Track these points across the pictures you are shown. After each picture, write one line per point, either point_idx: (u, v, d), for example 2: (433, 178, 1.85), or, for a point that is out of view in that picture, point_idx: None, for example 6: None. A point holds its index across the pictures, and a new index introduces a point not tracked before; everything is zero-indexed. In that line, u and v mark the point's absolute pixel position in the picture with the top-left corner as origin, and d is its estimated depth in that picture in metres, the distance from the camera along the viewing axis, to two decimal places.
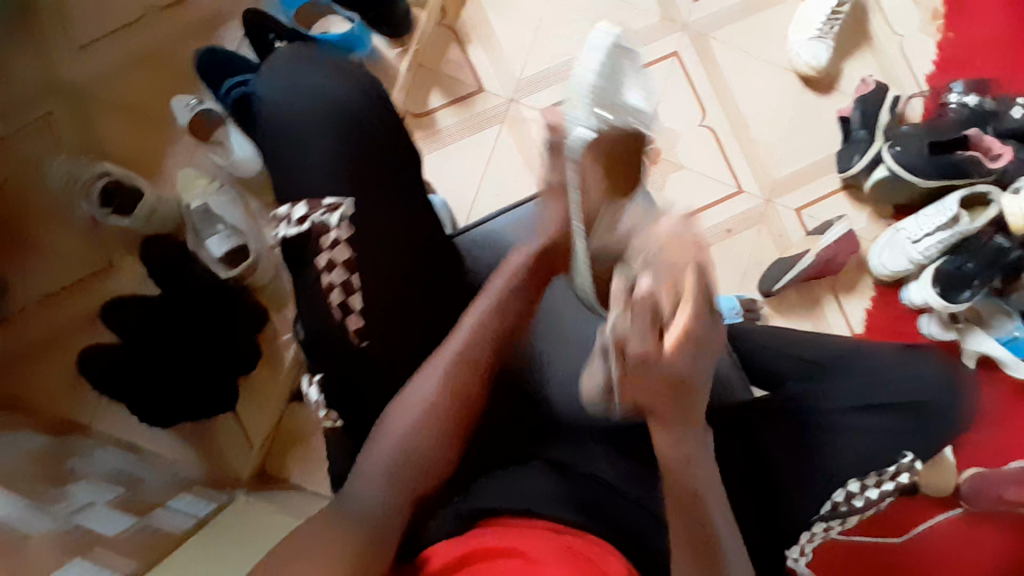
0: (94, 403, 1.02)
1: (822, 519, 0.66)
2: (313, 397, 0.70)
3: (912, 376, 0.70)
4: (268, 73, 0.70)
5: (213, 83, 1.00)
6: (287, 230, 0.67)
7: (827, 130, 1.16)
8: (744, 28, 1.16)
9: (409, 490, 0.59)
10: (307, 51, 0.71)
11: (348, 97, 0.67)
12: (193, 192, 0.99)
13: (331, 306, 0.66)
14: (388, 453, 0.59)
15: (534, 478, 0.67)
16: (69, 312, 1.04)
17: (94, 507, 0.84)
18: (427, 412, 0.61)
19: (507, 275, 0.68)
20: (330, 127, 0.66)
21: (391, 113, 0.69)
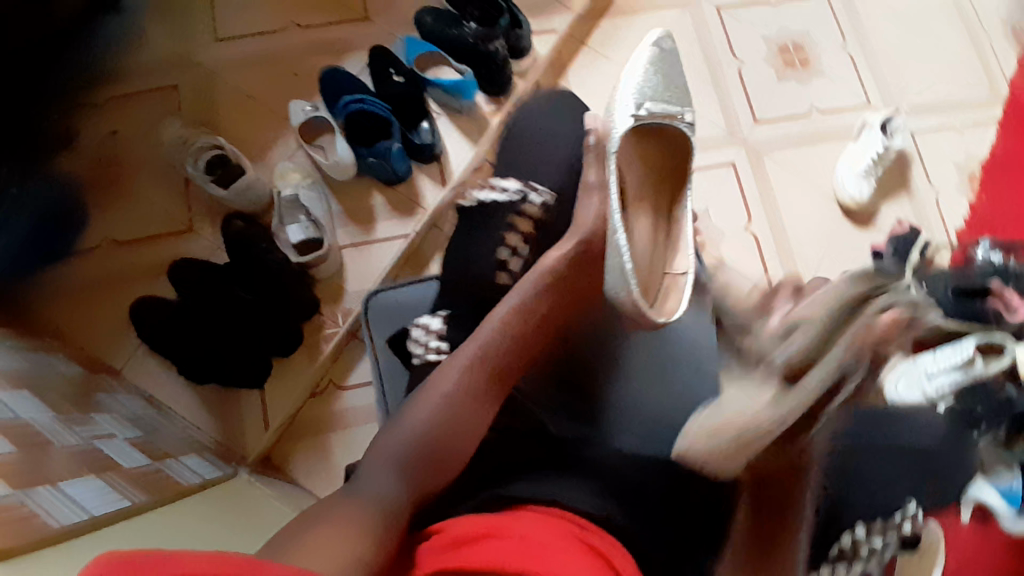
0: (131, 348, 1.05)
1: (829, 562, 0.73)
2: (433, 326, 0.79)
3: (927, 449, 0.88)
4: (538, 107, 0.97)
5: (333, 100, 1.13)
6: (500, 195, 0.85)
7: (860, 258, 1.24)
8: (797, 154, 1.29)
9: (425, 455, 0.66)
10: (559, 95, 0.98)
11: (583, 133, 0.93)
12: (287, 181, 1.09)
13: (501, 262, 0.82)
14: (400, 441, 0.66)
15: (561, 480, 0.66)
16: (136, 263, 1.08)
17: (115, 438, 0.85)
18: (447, 398, 0.70)
19: (539, 276, 0.80)
20: (570, 151, 0.91)
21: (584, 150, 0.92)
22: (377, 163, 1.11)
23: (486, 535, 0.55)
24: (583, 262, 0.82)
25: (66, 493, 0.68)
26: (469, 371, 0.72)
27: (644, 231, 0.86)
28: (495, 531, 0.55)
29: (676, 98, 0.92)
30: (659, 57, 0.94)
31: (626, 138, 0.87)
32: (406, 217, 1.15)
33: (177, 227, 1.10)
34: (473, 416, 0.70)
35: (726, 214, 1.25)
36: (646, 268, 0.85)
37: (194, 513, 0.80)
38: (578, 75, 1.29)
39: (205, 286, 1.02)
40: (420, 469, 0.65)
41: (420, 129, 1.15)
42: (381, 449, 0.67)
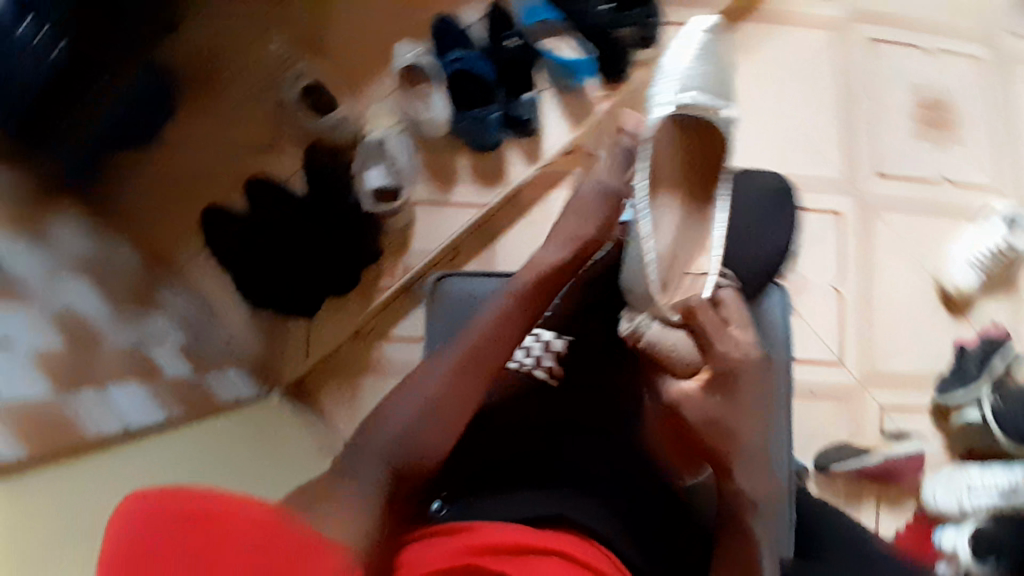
0: (192, 250, 1.05)
1: None
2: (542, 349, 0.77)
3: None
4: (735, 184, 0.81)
5: (439, 50, 1.08)
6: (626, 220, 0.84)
7: (939, 350, 1.16)
8: (908, 222, 1.19)
9: (411, 452, 0.61)
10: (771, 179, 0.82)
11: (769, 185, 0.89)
12: (378, 124, 1.07)
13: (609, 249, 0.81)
14: (388, 437, 0.61)
15: (581, 498, 0.64)
16: (216, 168, 1.09)
17: (165, 342, 0.88)
18: (435, 395, 0.64)
19: (534, 272, 0.74)
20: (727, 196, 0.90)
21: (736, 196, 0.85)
22: (471, 129, 1.08)
23: (516, 549, 0.55)
24: (575, 257, 0.77)
25: (110, 399, 0.71)
26: (460, 368, 0.66)
27: (671, 221, 0.76)
28: (505, 548, 0.55)
29: (725, 87, 0.81)
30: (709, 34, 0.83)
31: (666, 128, 0.77)
32: (487, 189, 1.12)
33: (262, 144, 1.10)
34: (464, 413, 0.66)
35: (814, 267, 1.17)
36: (670, 258, 0.75)
37: (221, 432, 0.83)
38: None
39: (275, 210, 1.02)
40: (404, 468, 0.60)
41: (522, 100, 1.10)
42: (365, 441, 0.62)
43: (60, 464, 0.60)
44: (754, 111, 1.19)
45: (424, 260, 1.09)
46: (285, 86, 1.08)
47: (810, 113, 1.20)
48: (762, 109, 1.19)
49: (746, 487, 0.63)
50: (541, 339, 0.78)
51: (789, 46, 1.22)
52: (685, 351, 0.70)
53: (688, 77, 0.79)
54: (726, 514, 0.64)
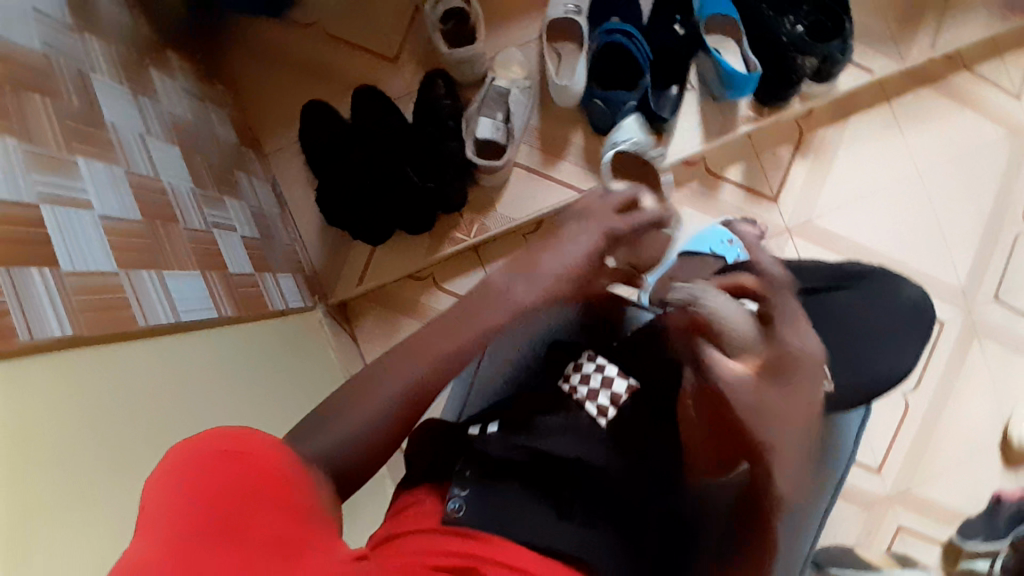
0: (287, 139, 1.06)
1: None
2: (607, 391, 0.66)
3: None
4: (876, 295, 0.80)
5: (597, 17, 1.00)
6: None
7: (977, 490, 1.10)
8: (1004, 356, 1.11)
9: (398, 400, 0.49)
10: (912, 298, 0.81)
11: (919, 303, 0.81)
12: (506, 73, 1.01)
13: None
14: (376, 400, 0.49)
15: (592, 532, 0.53)
16: (334, 62, 1.06)
17: (232, 232, 0.85)
18: (427, 336, 0.53)
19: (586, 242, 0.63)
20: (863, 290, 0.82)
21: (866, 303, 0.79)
22: (603, 109, 0.98)
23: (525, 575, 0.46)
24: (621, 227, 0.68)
25: (165, 287, 0.67)
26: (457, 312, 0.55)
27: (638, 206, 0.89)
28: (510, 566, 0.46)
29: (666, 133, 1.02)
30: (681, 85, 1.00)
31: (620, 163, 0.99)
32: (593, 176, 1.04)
33: (385, 54, 1.06)
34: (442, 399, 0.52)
35: None
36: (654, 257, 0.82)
37: (257, 341, 0.81)
38: (856, 136, 1.09)
39: (377, 126, 1.00)
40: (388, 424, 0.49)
41: (665, 94, 0.99)
42: (334, 412, 0.48)
43: (112, 348, 0.58)
44: (896, 186, 1.09)
45: (503, 228, 1.03)
46: None
47: (951, 209, 1.10)
48: (904, 186, 1.09)
49: (780, 483, 0.52)
50: (604, 373, 0.68)
51: (961, 129, 1.10)
52: (745, 336, 0.54)
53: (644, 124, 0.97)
54: (747, 496, 0.53)
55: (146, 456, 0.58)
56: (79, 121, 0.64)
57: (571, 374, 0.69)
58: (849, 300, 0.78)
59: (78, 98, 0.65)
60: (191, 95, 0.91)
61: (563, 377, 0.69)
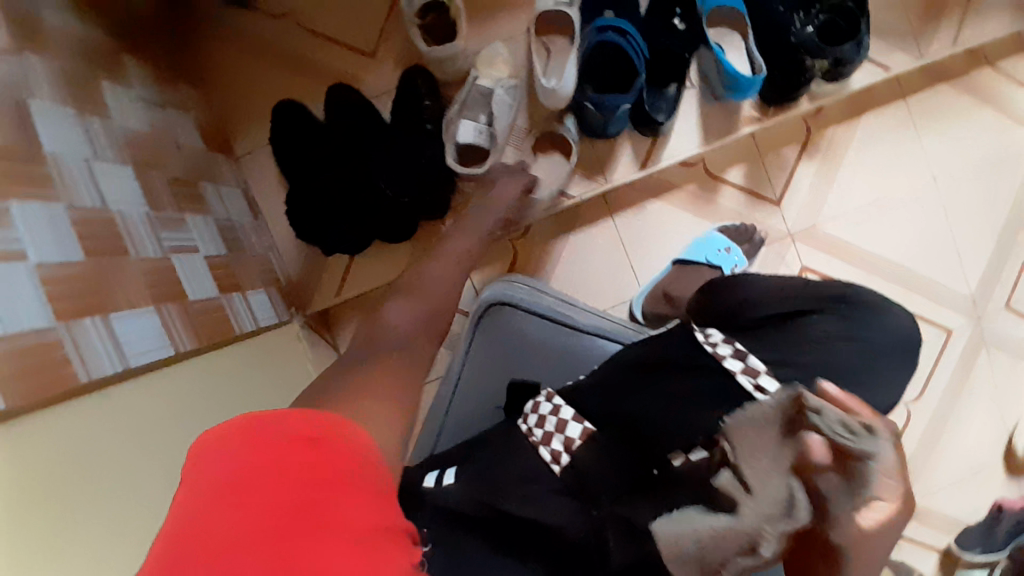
0: (258, 141, 0.99)
1: None
2: (562, 436, 0.57)
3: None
4: (864, 321, 0.66)
5: (592, 10, 0.92)
6: (728, 349, 0.59)
7: (978, 502, 1.07)
8: (1013, 366, 1.06)
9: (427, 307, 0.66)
10: (900, 323, 0.67)
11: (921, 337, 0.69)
12: (488, 72, 0.93)
13: (716, 350, 0.58)
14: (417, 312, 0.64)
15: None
16: (306, 54, 0.98)
17: (194, 253, 0.80)
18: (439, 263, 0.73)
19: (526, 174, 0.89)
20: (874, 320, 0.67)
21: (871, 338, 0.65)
22: (595, 113, 0.90)
23: None
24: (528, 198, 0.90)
25: (111, 332, 0.62)
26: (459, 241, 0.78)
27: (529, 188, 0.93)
28: None
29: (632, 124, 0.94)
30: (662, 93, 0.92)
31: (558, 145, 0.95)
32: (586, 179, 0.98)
33: (361, 46, 0.97)
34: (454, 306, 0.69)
35: None
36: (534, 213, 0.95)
37: (224, 370, 0.77)
38: (868, 135, 1.02)
39: (355, 129, 0.94)
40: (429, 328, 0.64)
41: (663, 94, 0.92)
42: (380, 327, 0.62)
43: (51, 414, 0.54)
44: (907, 189, 1.03)
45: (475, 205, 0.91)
46: None
47: (965, 213, 1.04)
48: (916, 188, 1.03)
49: None
50: (564, 413, 0.58)
51: (980, 128, 1.03)
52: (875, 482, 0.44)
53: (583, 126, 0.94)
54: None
55: (94, 524, 0.54)
56: (14, 157, 0.58)
57: (530, 413, 0.60)
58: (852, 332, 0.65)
59: (13, 130, 0.59)
60: (149, 100, 0.84)
61: (522, 417, 0.61)
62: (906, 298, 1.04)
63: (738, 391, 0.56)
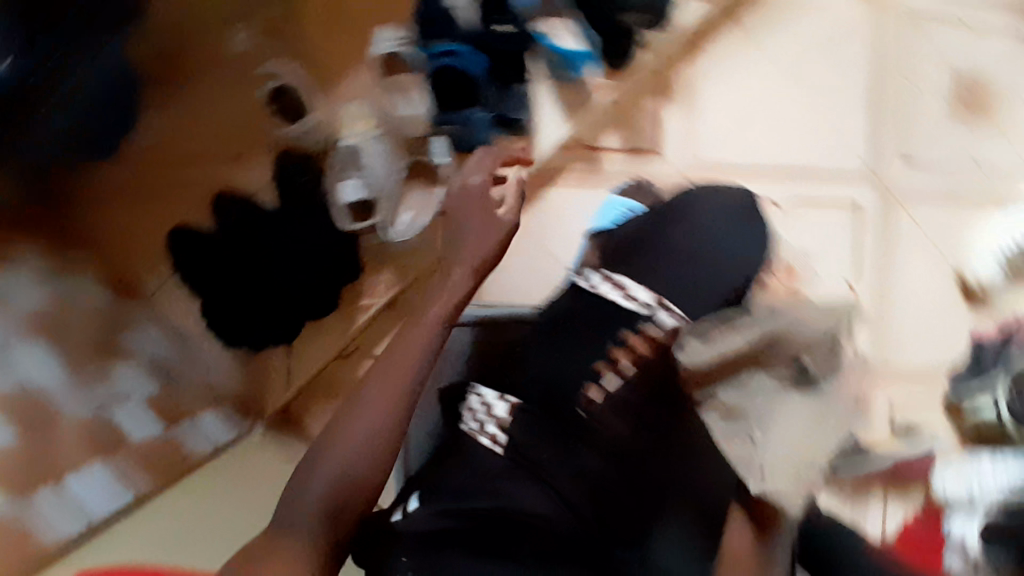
0: (163, 280, 0.95)
1: None
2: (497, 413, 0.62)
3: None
4: (690, 216, 0.77)
5: (422, 39, 0.95)
6: (603, 281, 0.71)
7: (955, 341, 1.11)
8: (929, 213, 1.12)
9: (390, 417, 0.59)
10: (727, 199, 0.80)
11: (748, 204, 0.81)
12: (351, 128, 0.95)
13: (593, 286, 0.71)
14: (362, 434, 0.57)
15: None
16: (182, 183, 0.97)
17: (131, 402, 0.88)
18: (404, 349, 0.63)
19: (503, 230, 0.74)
20: (702, 212, 0.78)
21: (702, 227, 0.76)
22: (456, 132, 0.95)
23: None
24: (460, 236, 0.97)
25: (65, 492, 0.81)
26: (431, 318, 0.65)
27: (417, 216, 0.97)
28: None
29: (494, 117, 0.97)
30: (513, 91, 0.98)
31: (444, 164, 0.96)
32: None
33: (229, 153, 0.98)
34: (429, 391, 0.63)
35: (829, 263, 1.08)
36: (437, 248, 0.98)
37: (188, 502, 0.83)
38: (718, 60, 1.08)
39: (247, 231, 0.93)
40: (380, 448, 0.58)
41: (511, 93, 0.98)
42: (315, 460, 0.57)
43: None
44: (772, 95, 1.09)
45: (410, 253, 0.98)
46: (251, 90, 0.98)
47: (834, 96, 1.10)
48: (777, 92, 1.09)
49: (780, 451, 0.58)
50: (487, 398, 0.64)
51: (815, 19, 1.10)
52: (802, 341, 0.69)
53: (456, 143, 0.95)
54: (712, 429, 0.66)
55: None
56: None
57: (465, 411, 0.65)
58: (688, 230, 0.75)
59: None
60: (44, 277, 0.88)
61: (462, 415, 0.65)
62: (807, 190, 1.08)
63: (623, 309, 0.68)
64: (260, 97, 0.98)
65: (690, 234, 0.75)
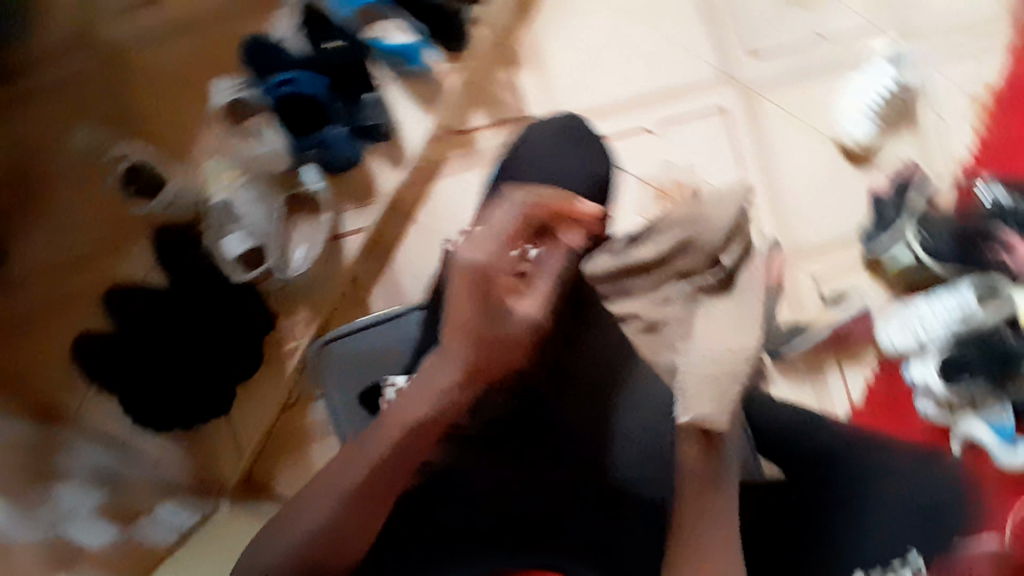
0: (83, 392, 0.94)
1: None
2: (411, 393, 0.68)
3: (884, 450, 0.82)
4: (529, 165, 0.82)
5: (257, 77, 0.95)
6: None
7: (856, 203, 1.18)
8: (793, 93, 1.17)
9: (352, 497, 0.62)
10: (555, 127, 0.85)
11: (575, 129, 0.85)
12: (216, 183, 0.94)
13: None
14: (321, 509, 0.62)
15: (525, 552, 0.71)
16: (73, 292, 0.97)
17: (79, 517, 0.86)
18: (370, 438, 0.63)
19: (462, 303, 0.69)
20: (537, 155, 0.82)
21: (539, 169, 0.81)
22: (319, 155, 0.96)
23: None
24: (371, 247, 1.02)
25: None
26: (405, 414, 0.63)
27: (310, 249, 0.98)
28: None
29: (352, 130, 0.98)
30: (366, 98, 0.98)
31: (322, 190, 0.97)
32: (362, 207, 1.01)
33: (107, 248, 0.97)
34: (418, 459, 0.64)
35: (714, 169, 1.13)
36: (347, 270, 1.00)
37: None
38: (550, 17, 1.11)
39: (146, 317, 0.92)
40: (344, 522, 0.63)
41: (364, 102, 0.98)
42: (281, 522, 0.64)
43: None
44: (612, 32, 1.13)
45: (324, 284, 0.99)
46: (107, 180, 0.96)
47: (670, 15, 1.15)
48: (616, 28, 1.13)
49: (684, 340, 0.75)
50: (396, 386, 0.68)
51: None
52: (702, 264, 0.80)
53: (325, 167, 0.97)
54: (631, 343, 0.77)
55: None
56: None
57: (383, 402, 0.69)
58: (529, 175, 0.80)
59: None
60: None
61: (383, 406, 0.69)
62: (672, 109, 1.13)
63: None
64: (116, 185, 0.96)
65: (533, 178, 0.80)
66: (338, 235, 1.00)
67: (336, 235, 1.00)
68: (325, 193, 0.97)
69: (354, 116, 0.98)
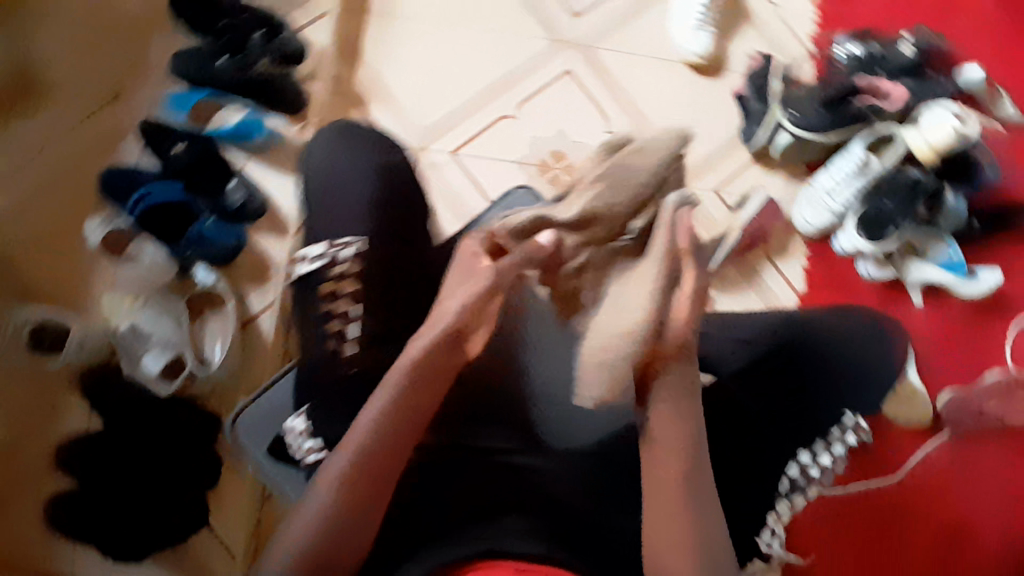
0: (66, 552, 0.94)
1: (784, 496, 0.79)
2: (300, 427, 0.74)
3: (818, 332, 0.82)
4: (318, 181, 0.80)
5: (121, 206, 0.99)
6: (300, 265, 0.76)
7: (725, 109, 1.21)
8: (626, 34, 1.21)
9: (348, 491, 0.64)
10: (333, 132, 0.84)
11: (357, 130, 0.84)
12: (118, 312, 0.97)
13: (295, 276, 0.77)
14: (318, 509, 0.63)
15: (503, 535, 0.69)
16: (22, 470, 0.97)
17: None
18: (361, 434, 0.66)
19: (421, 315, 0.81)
20: (323, 169, 0.80)
21: (329, 178, 0.79)
22: (200, 253, 0.99)
23: None
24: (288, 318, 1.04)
25: None
26: (394, 402, 0.68)
27: (223, 343, 1.00)
28: None
29: (225, 219, 1.02)
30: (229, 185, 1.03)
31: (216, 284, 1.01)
32: (263, 286, 1.05)
33: (41, 412, 0.98)
34: (399, 468, 0.67)
35: (583, 127, 1.16)
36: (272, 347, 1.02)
37: None
38: (375, 51, 1.16)
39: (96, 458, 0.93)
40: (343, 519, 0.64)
41: (228, 189, 1.03)
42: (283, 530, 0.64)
43: None
44: (439, 43, 1.18)
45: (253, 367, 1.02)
46: (14, 352, 0.97)
47: (487, 8, 1.20)
48: (440, 38, 1.18)
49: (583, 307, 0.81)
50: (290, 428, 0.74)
51: None
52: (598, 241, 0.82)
53: (213, 261, 1.01)
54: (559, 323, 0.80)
55: None
56: None
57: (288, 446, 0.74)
58: (321, 189, 0.79)
59: None
60: None
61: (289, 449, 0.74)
62: (521, 90, 1.17)
63: (318, 271, 0.75)
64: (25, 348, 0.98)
65: (325, 190, 0.79)
66: (250, 318, 1.04)
67: (248, 321, 1.03)
68: (220, 284, 1.01)
69: (224, 205, 1.02)
